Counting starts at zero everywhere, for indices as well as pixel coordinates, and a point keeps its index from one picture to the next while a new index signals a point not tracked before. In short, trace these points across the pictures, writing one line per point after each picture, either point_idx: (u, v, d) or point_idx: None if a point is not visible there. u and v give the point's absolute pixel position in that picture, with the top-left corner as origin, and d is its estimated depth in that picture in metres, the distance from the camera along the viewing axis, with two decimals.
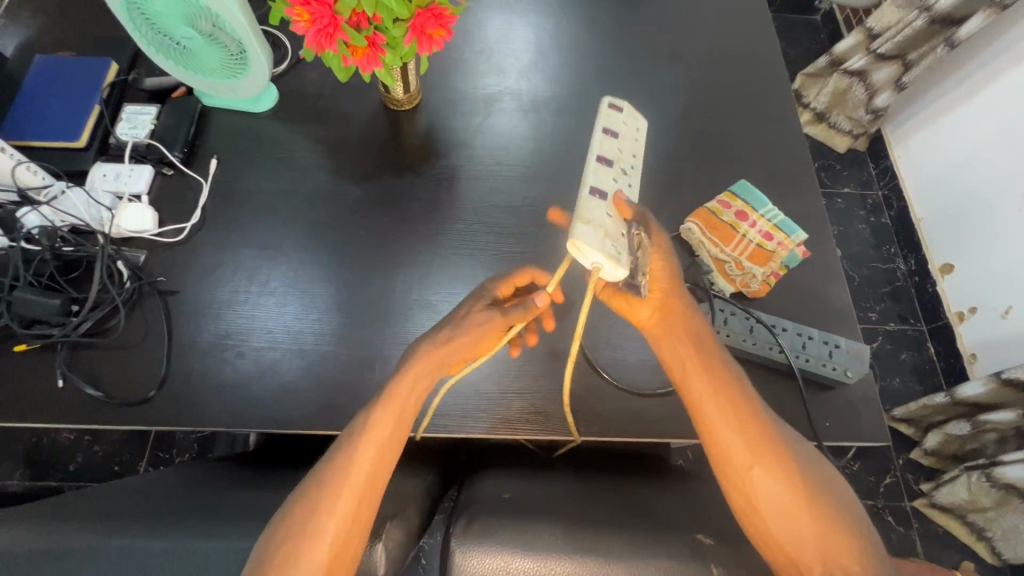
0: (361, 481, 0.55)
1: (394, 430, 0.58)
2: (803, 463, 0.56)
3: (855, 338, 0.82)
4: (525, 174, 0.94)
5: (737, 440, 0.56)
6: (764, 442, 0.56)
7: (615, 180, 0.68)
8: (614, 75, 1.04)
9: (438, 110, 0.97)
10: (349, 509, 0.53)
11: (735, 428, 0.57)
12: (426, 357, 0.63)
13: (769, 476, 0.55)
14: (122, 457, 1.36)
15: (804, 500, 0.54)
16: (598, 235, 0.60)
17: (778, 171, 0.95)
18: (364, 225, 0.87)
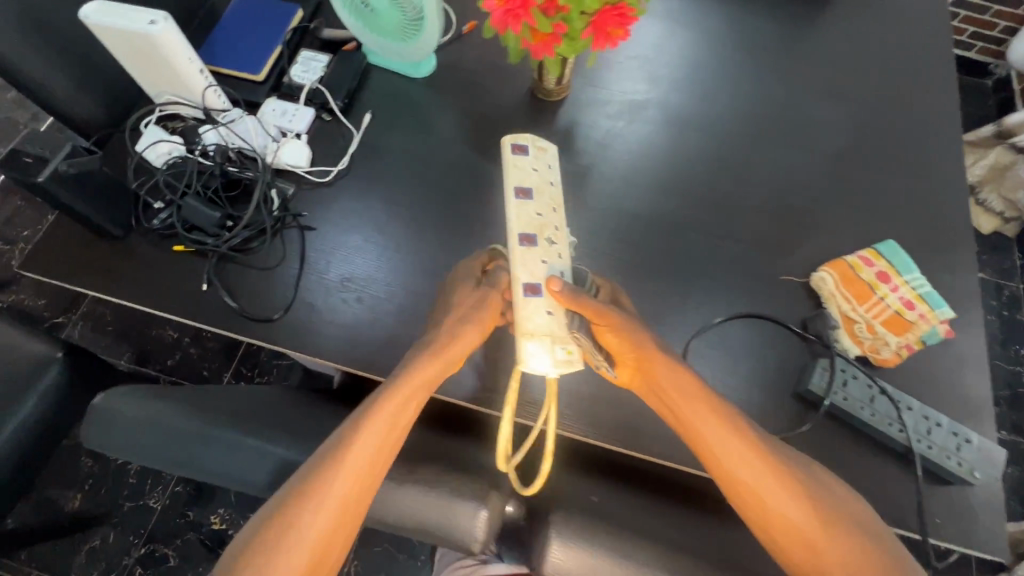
0: (360, 473, 0.57)
1: (394, 430, 0.61)
2: (813, 492, 0.61)
3: (989, 439, 0.74)
4: (656, 187, 0.93)
5: (762, 497, 0.61)
6: (784, 492, 0.60)
7: (544, 261, 0.75)
8: (768, 104, 1.00)
9: (583, 108, 0.98)
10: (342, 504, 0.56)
11: (753, 481, 0.61)
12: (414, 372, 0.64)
13: (793, 502, 0.60)
14: (210, 364, 1.52)
15: (829, 539, 0.58)
16: (547, 350, 0.69)
17: (928, 240, 0.89)
18: (492, 203, 0.89)
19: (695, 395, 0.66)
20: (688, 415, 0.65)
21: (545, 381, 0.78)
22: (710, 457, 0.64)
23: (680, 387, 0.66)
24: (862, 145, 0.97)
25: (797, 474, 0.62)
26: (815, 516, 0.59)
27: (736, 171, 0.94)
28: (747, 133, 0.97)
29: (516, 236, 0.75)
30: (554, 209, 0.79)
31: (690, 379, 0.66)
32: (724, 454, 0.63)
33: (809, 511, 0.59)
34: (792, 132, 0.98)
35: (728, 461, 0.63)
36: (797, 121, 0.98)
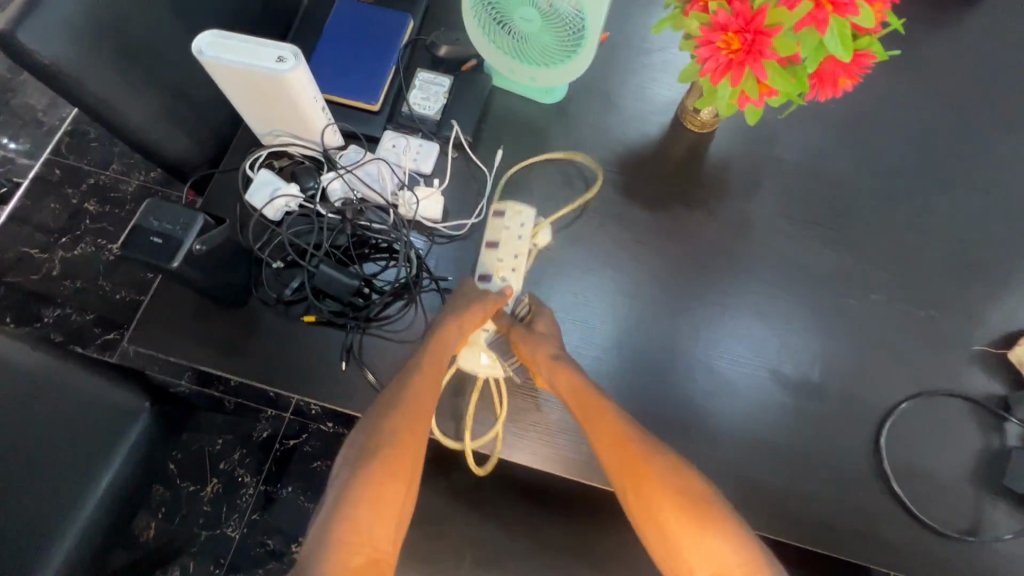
0: (398, 473, 0.58)
1: (418, 430, 0.62)
2: (737, 528, 0.57)
3: None
4: (830, 237, 0.82)
5: (696, 548, 0.56)
6: (704, 536, 0.56)
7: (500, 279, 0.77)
8: (962, 127, 0.86)
9: (743, 140, 0.86)
10: (386, 516, 0.55)
11: (701, 547, 0.55)
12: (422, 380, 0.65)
13: (725, 542, 0.55)
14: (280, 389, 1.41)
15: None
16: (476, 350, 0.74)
17: None
18: (648, 261, 0.81)
19: (634, 449, 0.62)
20: (630, 474, 0.61)
21: (725, 470, 0.73)
22: (647, 503, 0.60)
23: (611, 437, 0.64)
24: None
25: (728, 516, 0.57)
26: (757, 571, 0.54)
27: (923, 215, 0.83)
28: (935, 166, 0.85)
29: (474, 276, 0.77)
30: (516, 256, 0.78)
31: (630, 435, 0.63)
32: (660, 513, 0.58)
33: (724, 538, 0.55)
34: (988, 165, 0.84)
35: (665, 516, 0.58)
36: (995, 151, 0.85)
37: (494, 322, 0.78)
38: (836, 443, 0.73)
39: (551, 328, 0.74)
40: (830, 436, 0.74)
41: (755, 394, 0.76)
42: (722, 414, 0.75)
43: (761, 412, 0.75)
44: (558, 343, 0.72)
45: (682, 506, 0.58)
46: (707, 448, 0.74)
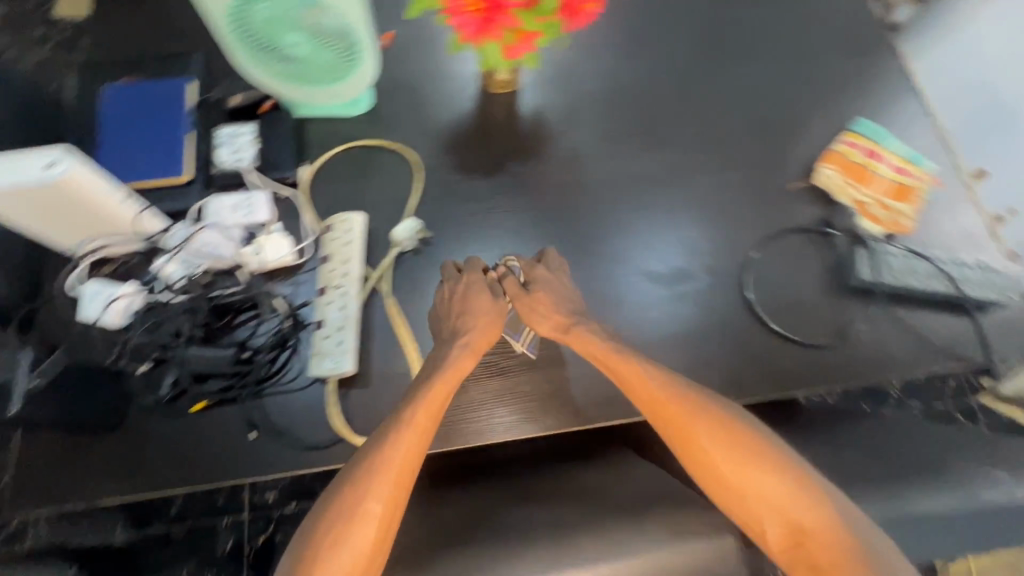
0: (394, 478, 0.58)
1: (421, 437, 0.61)
2: (790, 467, 0.58)
3: (1006, 260, 0.84)
4: (646, 141, 0.91)
5: (736, 472, 0.58)
6: (751, 475, 0.58)
7: (336, 277, 0.76)
8: (713, 16, 0.99)
9: (546, 86, 0.92)
10: (378, 525, 0.55)
11: (755, 486, 0.57)
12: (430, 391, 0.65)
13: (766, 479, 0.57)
14: None
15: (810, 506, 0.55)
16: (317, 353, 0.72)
17: (888, 97, 0.95)
18: (504, 220, 0.85)
19: (667, 390, 0.65)
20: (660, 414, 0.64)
21: None
22: (694, 450, 0.61)
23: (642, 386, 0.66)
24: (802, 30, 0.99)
25: (779, 462, 0.58)
26: (781, 474, 0.57)
27: (710, 96, 0.94)
28: (705, 52, 0.96)
29: (314, 292, 0.76)
30: (348, 261, 0.76)
31: (668, 386, 0.65)
32: (712, 461, 0.60)
33: (778, 483, 0.57)
34: (740, 37, 0.98)
35: (699, 444, 0.61)
36: (741, 25, 0.99)
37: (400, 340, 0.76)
38: (713, 310, 0.82)
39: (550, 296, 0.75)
40: (710, 304, 0.82)
41: (637, 298, 0.82)
42: (611, 326, 0.81)
43: (650, 311, 0.82)
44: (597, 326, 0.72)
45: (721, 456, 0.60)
46: None
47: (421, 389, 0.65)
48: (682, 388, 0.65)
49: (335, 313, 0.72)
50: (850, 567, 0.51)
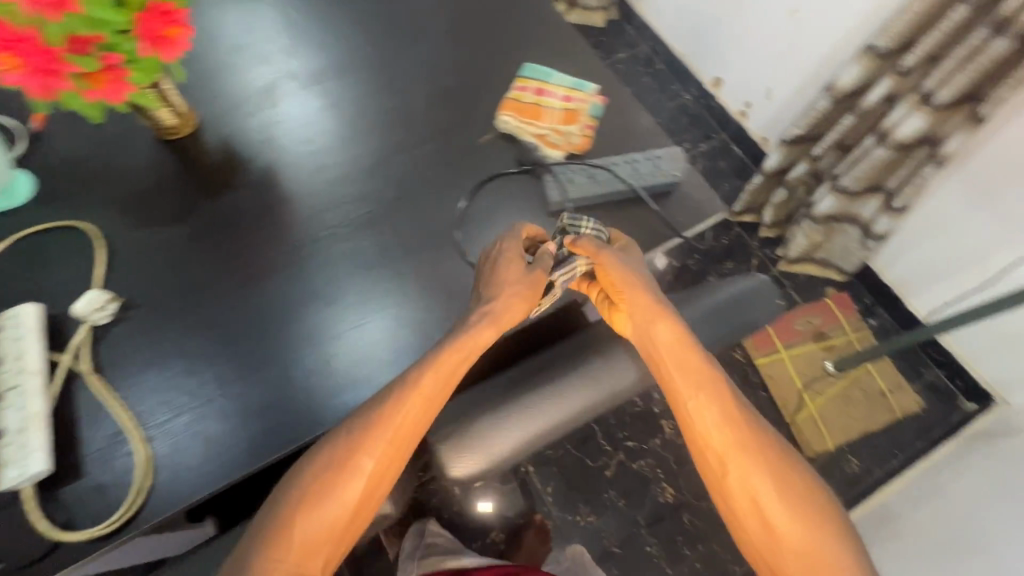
0: (388, 453, 0.66)
1: (425, 416, 0.69)
2: (769, 441, 0.70)
3: (668, 146, 0.96)
4: (339, 141, 0.95)
5: (722, 445, 0.70)
6: (749, 449, 0.69)
7: (12, 378, 0.69)
8: (376, 19, 1.07)
9: (225, 122, 0.94)
10: (342, 513, 0.63)
11: (738, 456, 0.69)
12: (439, 370, 0.70)
13: (744, 459, 0.68)
14: None
15: (732, 410, 0.72)
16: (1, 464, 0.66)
17: (548, 43, 1.07)
18: (208, 257, 0.84)
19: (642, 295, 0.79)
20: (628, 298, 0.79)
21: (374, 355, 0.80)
22: (696, 422, 0.72)
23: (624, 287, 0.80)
24: (461, 7, 1.10)
25: (768, 439, 0.71)
26: (769, 456, 0.69)
27: (392, 86, 1.01)
28: (377, 50, 1.04)
29: None
30: (23, 358, 0.70)
31: (637, 286, 0.80)
32: (706, 425, 0.71)
33: (769, 469, 0.68)
34: (406, 28, 1.06)
35: (654, 337, 0.75)
36: (406, 19, 1.07)
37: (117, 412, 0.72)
38: (436, 272, 0.86)
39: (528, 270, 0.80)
40: (430, 269, 0.86)
41: (362, 287, 0.85)
42: (340, 321, 0.82)
43: (376, 294, 0.84)
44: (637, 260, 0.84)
45: (722, 423, 0.71)
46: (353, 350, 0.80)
47: (436, 356, 0.71)
48: (650, 296, 0.79)
49: (13, 415, 0.67)
50: (807, 544, 0.64)
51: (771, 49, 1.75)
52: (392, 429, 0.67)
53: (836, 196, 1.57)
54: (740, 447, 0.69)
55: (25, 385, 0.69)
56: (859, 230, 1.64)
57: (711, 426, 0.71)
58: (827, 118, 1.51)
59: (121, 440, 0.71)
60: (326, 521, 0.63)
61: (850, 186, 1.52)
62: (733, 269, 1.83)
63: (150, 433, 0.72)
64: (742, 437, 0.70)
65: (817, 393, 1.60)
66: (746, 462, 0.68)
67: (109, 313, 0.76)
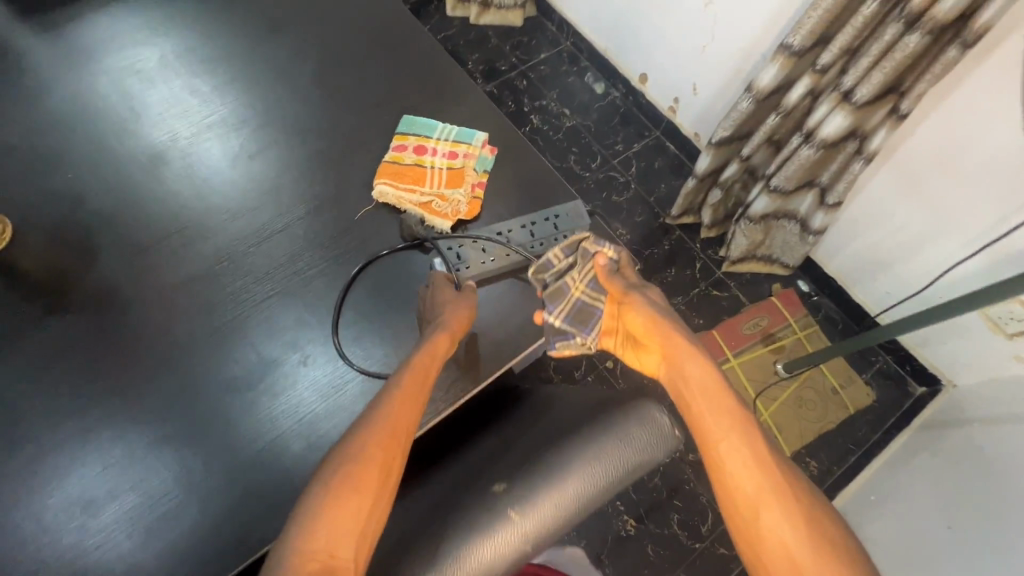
0: (394, 432, 0.58)
1: (422, 399, 0.63)
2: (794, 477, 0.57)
3: (570, 200, 0.88)
4: (191, 233, 0.81)
5: (740, 464, 0.57)
6: (772, 472, 0.56)
7: None
8: (227, 75, 0.92)
9: (51, 228, 0.79)
10: (356, 516, 0.52)
11: (759, 483, 0.56)
12: (414, 371, 0.64)
13: (769, 489, 0.55)
14: None
15: (768, 453, 0.58)
16: None
17: (430, 85, 0.95)
18: (34, 402, 0.70)
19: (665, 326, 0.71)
20: (657, 339, 0.71)
21: (246, 498, 0.69)
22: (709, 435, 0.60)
23: (646, 321, 0.72)
24: (328, 51, 0.96)
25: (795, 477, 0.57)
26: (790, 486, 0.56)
27: (251, 156, 0.87)
28: (231, 115, 0.90)
29: None
30: None
31: (666, 321, 0.71)
32: (723, 443, 0.59)
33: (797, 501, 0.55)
34: (264, 83, 0.92)
35: (688, 382, 0.65)
36: (263, 71, 0.93)
37: None
38: (315, 381, 0.75)
39: (460, 305, 0.73)
40: (312, 382, 0.75)
41: (227, 412, 0.72)
42: (203, 460, 0.70)
43: (247, 420, 0.72)
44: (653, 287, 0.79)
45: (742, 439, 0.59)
46: (221, 495, 0.68)
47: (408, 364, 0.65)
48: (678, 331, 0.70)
49: None
50: None
51: (694, 42, 1.64)
52: (405, 408, 0.60)
53: (771, 196, 1.50)
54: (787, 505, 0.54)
55: None
56: (799, 226, 1.58)
57: (726, 447, 0.58)
58: (754, 114, 1.42)
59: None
60: (338, 528, 0.51)
61: (783, 185, 1.45)
62: (677, 275, 1.76)
63: None
64: (780, 481, 0.56)
65: (770, 399, 1.56)
66: (793, 523, 0.53)
67: None
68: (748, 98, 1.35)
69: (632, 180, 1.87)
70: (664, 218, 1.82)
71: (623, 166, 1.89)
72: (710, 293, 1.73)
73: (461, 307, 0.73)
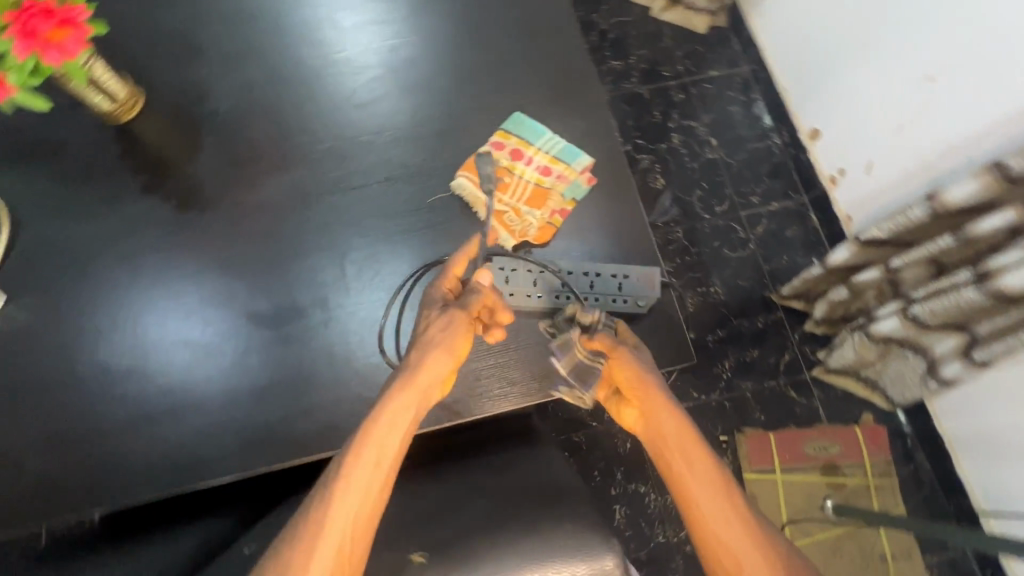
0: (373, 465, 0.53)
1: (396, 439, 0.54)
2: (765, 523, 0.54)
3: (651, 262, 0.78)
4: (282, 160, 0.84)
5: (725, 527, 0.52)
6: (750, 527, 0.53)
7: None
8: (373, 17, 0.92)
9: (174, 115, 0.86)
10: None
11: (744, 545, 0.52)
12: (388, 411, 0.55)
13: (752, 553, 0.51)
14: None
15: (742, 507, 0.54)
16: None
17: (559, 89, 0.89)
18: (104, 264, 0.78)
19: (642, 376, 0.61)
20: (640, 398, 0.61)
21: (226, 425, 0.72)
22: (689, 499, 0.54)
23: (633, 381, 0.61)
24: (475, 20, 0.92)
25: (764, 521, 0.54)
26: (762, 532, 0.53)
27: (362, 105, 0.88)
28: (359, 58, 0.90)
29: None
30: None
31: (650, 375, 0.61)
32: (707, 508, 0.53)
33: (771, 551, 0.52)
34: (402, 35, 0.91)
35: (669, 451, 0.57)
36: (405, 23, 0.92)
37: None
38: (328, 344, 0.75)
39: (455, 324, 0.60)
40: (326, 345, 0.75)
41: (244, 340, 0.75)
42: (210, 373, 0.74)
43: (258, 355, 0.74)
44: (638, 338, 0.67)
45: (722, 500, 0.54)
46: (209, 413, 0.72)
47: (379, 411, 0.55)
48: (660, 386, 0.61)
49: None
50: None
51: (891, 117, 1.39)
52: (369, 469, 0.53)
53: (904, 321, 1.28)
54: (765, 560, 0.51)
55: None
56: (925, 366, 1.32)
57: (704, 512, 0.53)
58: (924, 229, 1.20)
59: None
60: None
61: (924, 318, 1.23)
62: (758, 358, 1.58)
63: None
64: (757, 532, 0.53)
65: (801, 532, 1.38)
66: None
67: None
68: (924, 208, 1.15)
69: (753, 239, 1.68)
70: (771, 293, 1.63)
71: (750, 221, 1.69)
72: (786, 392, 1.54)
73: (456, 329, 0.60)
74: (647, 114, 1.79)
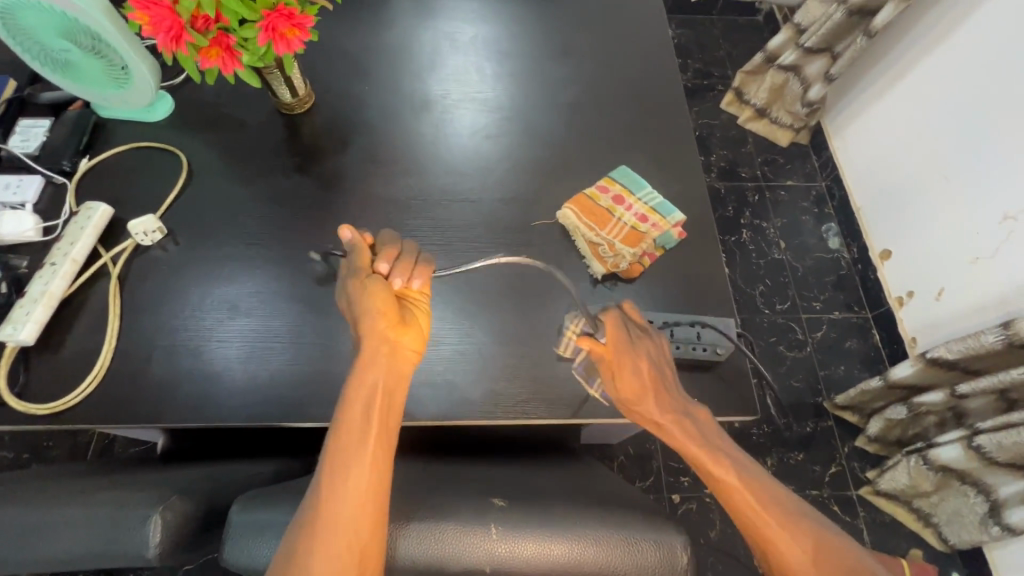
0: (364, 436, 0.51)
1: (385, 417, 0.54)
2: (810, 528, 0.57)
3: (725, 316, 0.85)
4: (412, 167, 0.97)
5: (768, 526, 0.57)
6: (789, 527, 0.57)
7: (52, 259, 0.82)
8: (511, 69, 1.08)
9: (333, 115, 1.01)
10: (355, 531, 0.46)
11: (790, 542, 0.56)
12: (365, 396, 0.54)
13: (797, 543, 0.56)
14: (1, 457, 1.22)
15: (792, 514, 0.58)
16: (12, 317, 0.78)
17: (661, 155, 1.00)
18: (249, 220, 0.91)
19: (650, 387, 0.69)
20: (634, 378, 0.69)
21: (318, 377, 0.79)
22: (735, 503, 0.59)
23: (635, 377, 0.69)
24: (595, 87, 1.07)
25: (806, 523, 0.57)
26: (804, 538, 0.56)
27: (489, 137, 1.01)
28: (493, 99, 1.04)
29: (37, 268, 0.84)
30: (73, 243, 0.83)
31: (660, 389, 0.69)
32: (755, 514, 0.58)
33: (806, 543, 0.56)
34: (532, 87, 1.06)
35: (717, 468, 0.61)
36: (535, 79, 1.07)
37: (116, 315, 0.81)
38: None
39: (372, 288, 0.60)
40: None
41: None
42: (313, 328, 0.83)
43: None
44: (621, 339, 0.71)
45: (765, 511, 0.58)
46: (307, 362, 0.80)
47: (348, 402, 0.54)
48: (672, 384, 0.70)
49: (38, 286, 0.79)
50: None
51: (965, 250, 1.43)
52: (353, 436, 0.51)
53: (967, 451, 1.23)
54: (776, 515, 0.57)
55: (59, 265, 0.81)
56: (986, 507, 1.26)
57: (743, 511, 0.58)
58: (996, 357, 1.21)
59: (97, 346, 0.79)
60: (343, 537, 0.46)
61: (990, 450, 1.19)
62: (803, 464, 1.53)
63: (113, 349, 0.79)
64: (801, 537, 0.56)
65: None
66: (781, 525, 0.57)
67: (151, 240, 0.87)
68: (999, 335, 1.16)
69: (811, 343, 1.68)
70: (824, 401, 1.59)
71: (810, 324, 1.70)
72: (829, 504, 1.47)
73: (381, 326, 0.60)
74: (721, 207, 1.88)
